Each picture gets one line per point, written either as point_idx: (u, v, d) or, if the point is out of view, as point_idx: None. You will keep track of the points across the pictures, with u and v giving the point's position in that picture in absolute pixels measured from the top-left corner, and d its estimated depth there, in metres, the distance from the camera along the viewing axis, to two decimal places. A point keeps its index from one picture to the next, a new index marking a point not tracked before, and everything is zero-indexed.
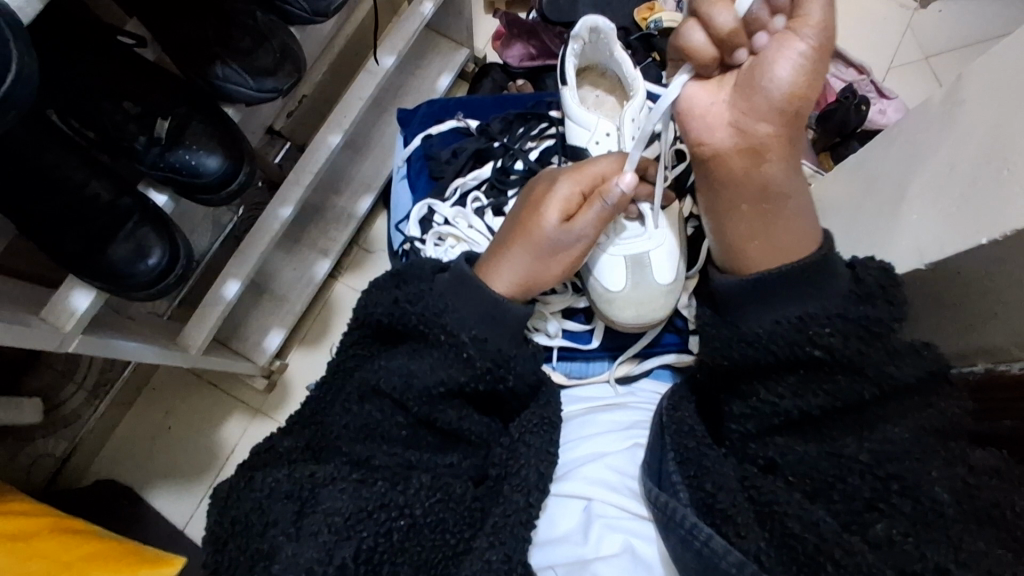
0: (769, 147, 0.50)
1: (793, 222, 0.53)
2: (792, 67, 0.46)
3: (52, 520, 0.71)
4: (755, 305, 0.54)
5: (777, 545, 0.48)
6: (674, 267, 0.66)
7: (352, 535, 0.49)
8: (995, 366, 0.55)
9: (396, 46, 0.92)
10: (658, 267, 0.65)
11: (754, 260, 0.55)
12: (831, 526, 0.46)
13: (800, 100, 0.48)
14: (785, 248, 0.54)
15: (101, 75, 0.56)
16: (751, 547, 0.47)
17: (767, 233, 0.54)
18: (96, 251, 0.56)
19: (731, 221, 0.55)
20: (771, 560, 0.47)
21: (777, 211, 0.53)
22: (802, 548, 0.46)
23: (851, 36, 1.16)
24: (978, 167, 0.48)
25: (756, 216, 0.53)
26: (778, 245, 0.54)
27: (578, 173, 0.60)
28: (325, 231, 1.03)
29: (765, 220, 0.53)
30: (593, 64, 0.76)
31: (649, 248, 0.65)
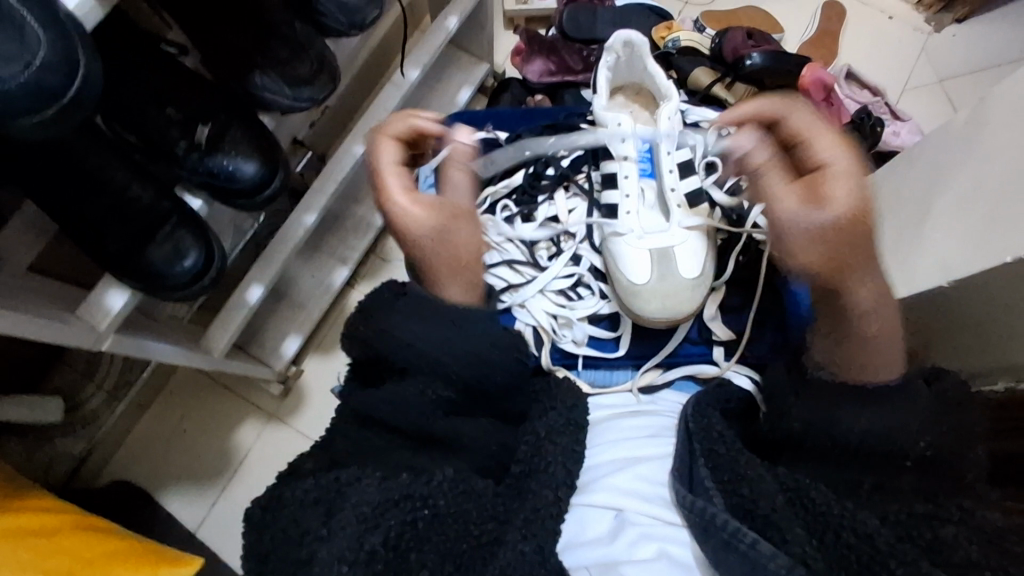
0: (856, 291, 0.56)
1: (887, 316, 0.56)
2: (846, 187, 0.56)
3: (73, 518, 0.72)
4: (833, 357, 0.56)
5: (832, 555, 0.45)
6: (701, 264, 0.69)
7: (380, 522, 0.48)
8: (1015, 385, 0.55)
9: (422, 59, 0.93)
10: (683, 261, 0.69)
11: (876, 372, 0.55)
12: (888, 538, 0.44)
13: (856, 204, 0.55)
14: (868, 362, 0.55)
15: (141, 80, 0.57)
16: (797, 550, 0.45)
17: (859, 361, 0.55)
18: (136, 252, 0.57)
19: (820, 351, 0.58)
20: (817, 565, 0.45)
21: (868, 337, 0.55)
22: (856, 557, 0.44)
23: (865, 58, 1.18)
24: (1001, 187, 0.49)
25: (838, 348, 0.56)
26: (871, 361, 0.55)
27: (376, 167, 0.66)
28: (345, 239, 1.05)
29: (847, 349, 0.56)
30: (625, 83, 0.78)
31: (672, 244, 0.69)
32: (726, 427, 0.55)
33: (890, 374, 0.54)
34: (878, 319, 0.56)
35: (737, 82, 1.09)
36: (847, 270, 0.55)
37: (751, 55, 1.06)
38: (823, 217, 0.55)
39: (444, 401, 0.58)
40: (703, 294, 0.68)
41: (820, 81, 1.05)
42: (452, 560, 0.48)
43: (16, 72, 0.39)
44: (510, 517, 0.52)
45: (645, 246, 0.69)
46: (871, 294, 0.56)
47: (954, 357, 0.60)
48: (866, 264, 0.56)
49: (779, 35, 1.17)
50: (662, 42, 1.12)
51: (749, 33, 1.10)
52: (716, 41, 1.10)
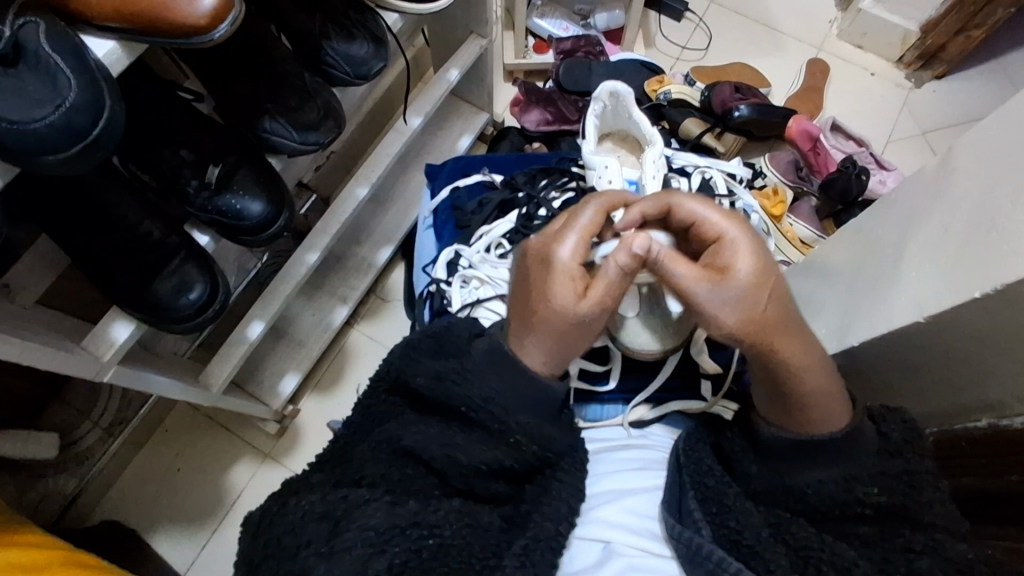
0: (792, 361, 0.50)
1: (821, 375, 0.51)
2: (750, 260, 0.50)
3: (63, 553, 0.71)
4: (788, 412, 0.53)
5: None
6: None
7: (385, 547, 0.48)
8: (998, 421, 0.56)
9: (424, 108, 0.98)
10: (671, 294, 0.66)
11: (823, 420, 0.52)
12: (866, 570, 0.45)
13: (757, 282, 0.49)
14: (823, 404, 0.52)
15: (157, 124, 0.60)
16: None
17: (800, 413, 0.52)
18: (143, 284, 0.59)
19: (765, 400, 0.55)
20: None
21: (801, 389, 0.51)
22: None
23: (849, 111, 1.24)
24: (968, 230, 0.51)
25: (784, 407, 0.53)
26: (824, 412, 0.52)
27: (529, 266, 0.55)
28: (346, 278, 1.07)
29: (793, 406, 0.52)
30: (613, 130, 0.82)
31: None
32: (717, 464, 0.55)
33: (840, 421, 0.53)
34: (817, 375, 0.51)
35: (726, 132, 1.14)
36: (776, 338, 0.50)
37: (739, 106, 1.11)
38: (726, 296, 0.49)
39: (457, 433, 0.56)
40: (695, 326, 0.67)
41: (806, 132, 1.10)
42: None
43: (47, 112, 0.42)
44: (507, 548, 0.51)
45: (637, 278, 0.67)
46: (808, 357, 0.51)
47: (941, 396, 0.61)
48: (794, 333, 0.50)
49: (767, 89, 1.22)
50: (654, 95, 1.16)
51: (737, 86, 1.16)
52: (706, 94, 1.14)
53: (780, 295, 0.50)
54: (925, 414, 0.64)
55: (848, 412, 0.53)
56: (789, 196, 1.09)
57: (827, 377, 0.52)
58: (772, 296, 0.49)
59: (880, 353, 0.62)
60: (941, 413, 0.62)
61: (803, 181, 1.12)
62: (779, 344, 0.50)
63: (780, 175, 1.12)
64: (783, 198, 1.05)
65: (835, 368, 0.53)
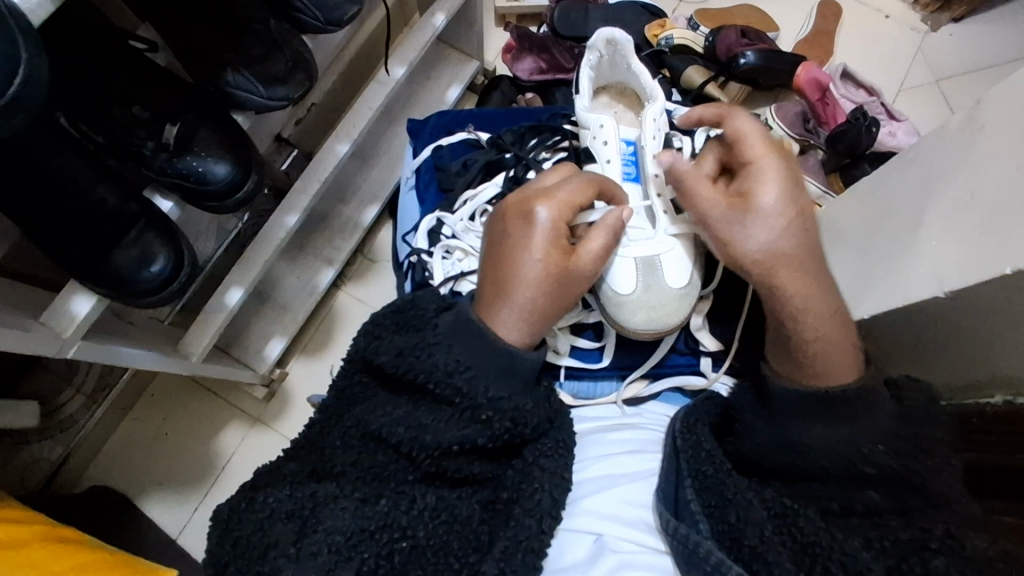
0: (800, 295, 0.54)
1: (830, 327, 0.54)
2: (777, 190, 0.56)
3: (43, 528, 0.70)
4: (793, 363, 0.54)
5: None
6: (687, 274, 0.66)
7: (351, 556, 0.48)
8: (1014, 399, 0.53)
9: (408, 56, 0.91)
10: (668, 270, 0.65)
11: (827, 371, 0.53)
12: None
13: (773, 214, 0.55)
14: (836, 359, 0.53)
15: (106, 79, 0.55)
16: None
17: (807, 361, 0.53)
18: (101, 257, 0.55)
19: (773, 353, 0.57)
20: None
21: (806, 329, 0.53)
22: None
23: (862, 57, 1.16)
24: (1000, 196, 0.47)
25: (788, 358, 0.55)
26: (835, 356, 0.53)
27: (534, 234, 0.56)
28: (330, 240, 1.03)
29: (799, 360, 0.54)
30: (609, 82, 0.76)
31: (659, 252, 0.65)
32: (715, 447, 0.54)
33: (847, 377, 0.53)
34: (828, 325, 0.54)
35: (730, 82, 1.08)
36: (782, 266, 0.54)
37: (745, 52, 1.04)
38: (751, 217, 0.55)
39: (439, 419, 0.53)
40: (691, 303, 0.66)
41: (815, 80, 1.05)
42: None
43: None
44: (492, 545, 0.51)
45: (630, 255, 0.65)
46: (818, 295, 0.54)
47: (953, 369, 0.58)
48: (809, 263, 0.55)
49: (775, 33, 1.15)
50: (655, 40, 1.10)
51: (744, 31, 1.08)
52: (711, 39, 1.07)
53: (805, 234, 0.55)
54: (932, 385, 0.62)
55: (855, 373, 0.53)
56: (795, 149, 1.03)
57: (837, 325, 0.54)
58: (792, 223, 0.55)
59: (890, 324, 0.59)
60: (950, 385, 0.60)
61: (810, 133, 1.05)
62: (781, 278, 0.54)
63: (787, 127, 1.04)
64: (791, 150, 1.00)
65: (850, 329, 0.55)
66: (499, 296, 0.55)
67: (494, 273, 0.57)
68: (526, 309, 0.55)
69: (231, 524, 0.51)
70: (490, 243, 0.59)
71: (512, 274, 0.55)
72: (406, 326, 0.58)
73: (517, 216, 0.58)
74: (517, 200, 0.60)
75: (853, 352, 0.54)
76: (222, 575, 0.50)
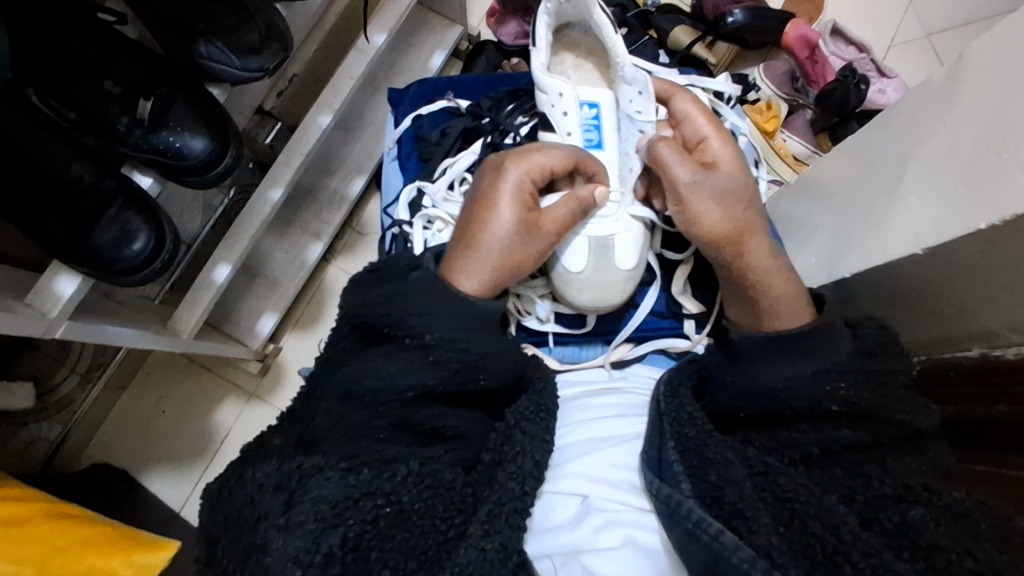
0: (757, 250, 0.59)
1: (780, 276, 0.58)
2: (731, 157, 0.61)
3: (45, 503, 0.71)
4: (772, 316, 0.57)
5: (796, 541, 0.45)
6: (638, 254, 0.64)
7: (338, 522, 0.49)
8: (989, 351, 0.54)
9: (387, 24, 0.89)
10: (621, 250, 0.64)
11: (784, 322, 0.57)
12: (854, 527, 0.44)
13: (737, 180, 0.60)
14: (788, 302, 0.57)
15: (76, 54, 0.54)
16: (763, 542, 0.44)
17: (767, 311, 0.58)
18: (81, 235, 0.55)
19: (739, 309, 0.61)
20: (782, 558, 0.44)
21: (766, 284, 0.58)
22: (821, 548, 0.44)
23: (853, 13, 1.14)
24: (977, 150, 0.47)
25: (750, 310, 0.60)
26: (788, 310, 0.57)
27: (497, 192, 0.61)
28: (318, 213, 1.02)
29: (757, 313, 0.59)
30: (571, 22, 0.73)
31: (614, 231, 0.64)
32: (698, 410, 0.54)
33: (802, 321, 0.56)
34: (774, 274, 0.58)
35: (717, 42, 1.06)
36: (748, 226, 0.59)
37: (733, 12, 1.02)
38: (718, 183, 0.60)
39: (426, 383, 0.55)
40: (636, 283, 0.65)
41: (804, 38, 1.04)
42: (416, 558, 0.49)
43: None
44: (478, 508, 0.53)
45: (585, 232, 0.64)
46: (767, 248, 0.59)
47: (935, 325, 0.58)
48: (762, 223, 0.59)
49: None
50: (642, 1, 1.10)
51: None
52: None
53: (757, 196, 0.61)
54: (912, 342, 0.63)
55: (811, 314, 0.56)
56: (783, 109, 1.02)
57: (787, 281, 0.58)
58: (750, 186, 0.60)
59: (871, 282, 0.59)
60: (928, 340, 0.60)
61: (799, 92, 1.05)
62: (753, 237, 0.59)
63: (775, 87, 1.05)
64: (778, 111, 1.00)
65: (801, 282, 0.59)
66: (466, 246, 0.59)
67: (464, 226, 0.61)
68: (489, 261, 0.59)
69: (223, 501, 0.52)
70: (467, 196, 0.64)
71: (481, 226, 0.59)
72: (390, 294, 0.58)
73: (493, 170, 0.62)
74: (499, 157, 0.65)
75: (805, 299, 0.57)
76: (211, 549, 0.51)
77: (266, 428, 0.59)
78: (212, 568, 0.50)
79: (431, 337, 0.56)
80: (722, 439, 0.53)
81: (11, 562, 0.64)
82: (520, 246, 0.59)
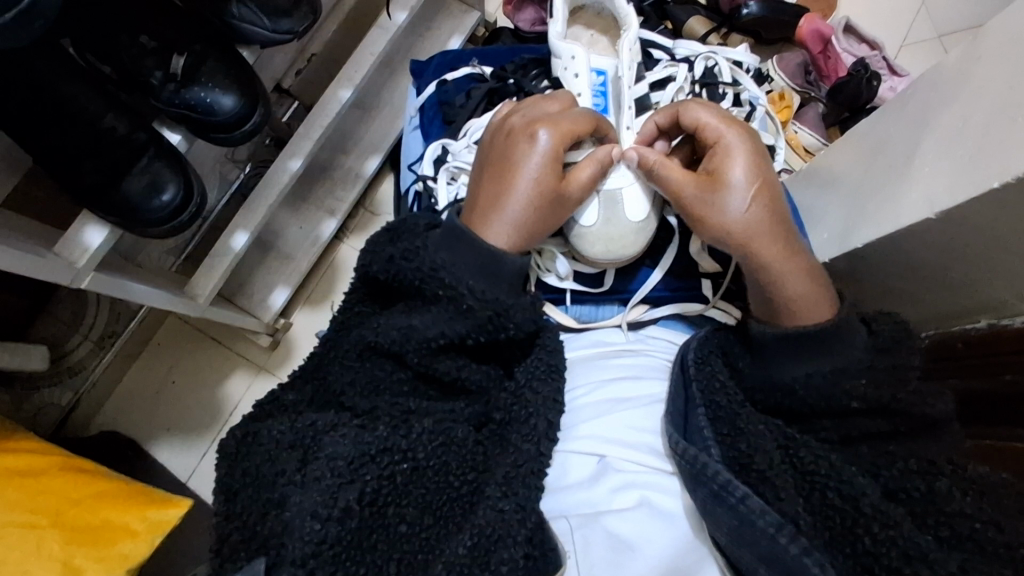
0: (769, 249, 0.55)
1: (799, 277, 0.55)
2: (739, 159, 0.57)
3: (60, 458, 0.72)
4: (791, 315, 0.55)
5: (817, 512, 0.46)
6: (648, 205, 0.64)
7: (355, 478, 0.49)
8: (997, 322, 0.57)
9: (410, 2, 0.90)
10: (631, 202, 0.64)
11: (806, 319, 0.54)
12: (874, 498, 0.45)
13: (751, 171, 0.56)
14: (805, 301, 0.54)
15: (113, 8, 0.56)
16: (790, 510, 0.46)
17: (783, 311, 0.55)
18: (112, 185, 0.57)
19: (756, 297, 0.57)
20: (807, 524, 0.45)
21: (781, 282, 0.55)
22: (840, 519, 0.45)
23: (864, 12, 1.16)
24: (992, 119, 0.48)
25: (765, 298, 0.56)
26: (806, 303, 0.54)
27: (532, 153, 0.59)
28: (333, 190, 1.04)
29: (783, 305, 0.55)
30: (587, 4, 0.75)
31: (622, 184, 0.64)
32: (730, 380, 0.54)
33: (825, 312, 0.54)
34: (795, 272, 0.55)
35: (732, 33, 1.08)
36: (759, 236, 0.55)
37: (748, 3, 1.04)
38: (726, 192, 0.56)
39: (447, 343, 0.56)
40: (648, 237, 0.65)
41: (817, 32, 1.04)
42: (432, 514, 0.50)
43: None
44: (489, 466, 0.54)
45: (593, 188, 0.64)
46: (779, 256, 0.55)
47: (945, 299, 0.60)
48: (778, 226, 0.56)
49: None
50: None
51: None
52: None
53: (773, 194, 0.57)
54: (923, 318, 0.65)
55: (831, 309, 0.54)
56: (795, 100, 1.03)
57: (812, 279, 0.55)
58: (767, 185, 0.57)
59: (882, 254, 0.60)
60: (937, 316, 0.63)
61: (811, 86, 1.06)
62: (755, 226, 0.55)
63: (787, 79, 1.06)
64: (790, 102, 1.01)
65: (821, 272, 0.56)
66: (492, 209, 0.59)
67: (487, 189, 0.60)
68: (517, 225, 0.58)
69: (240, 458, 0.53)
70: (490, 154, 0.63)
71: (509, 190, 0.59)
72: (405, 245, 0.57)
73: (522, 132, 0.61)
74: (525, 116, 0.63)
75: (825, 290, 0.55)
76: (231, 501, 0.52)
77: (278, 388, 0.59)
78: (233, 523, 0.51)
79: (438, 287, 0.55)
80: (752, 411, 0.53)
81: (28, 511, 0.65)
82: (546, 210, 0.60)
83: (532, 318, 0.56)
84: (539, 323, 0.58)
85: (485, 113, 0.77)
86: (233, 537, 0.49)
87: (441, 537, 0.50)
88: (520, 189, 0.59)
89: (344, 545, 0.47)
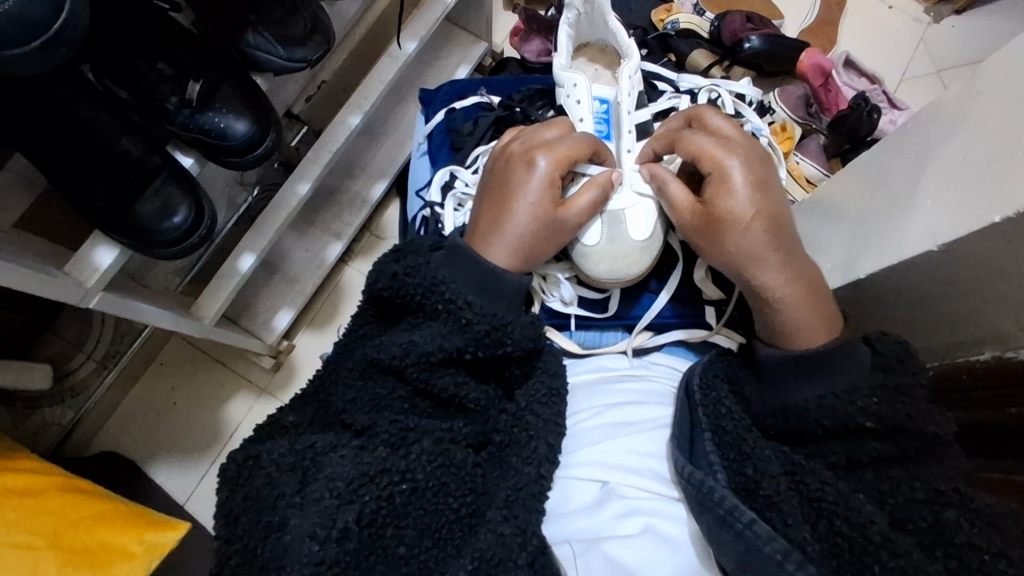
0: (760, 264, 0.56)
1: (805, 309, 0.55)
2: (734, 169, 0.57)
3: (59, 478, 0.71)
4: (802, 333, 0.55)
5: (823, 540, 0.46)
6: (652, 224, 0.65)
7: (354, 499, 0.49)
8: (1002, 354, 0.56)
9: (419, 32, 0.92)
10: (634, 222, 0.64)
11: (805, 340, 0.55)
12: (882, 527, 0.45)
13: (762, 194, 0.57)
14: (807, 324, 0.55)
15: (133, 36, 0.58)
16: (797, 536, 0.45)
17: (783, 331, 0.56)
18: (125, 207, 0.57)
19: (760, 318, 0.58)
20: (814, 552, 0.45)
21: (777, 311, 0.56)
22: (848, 547, 0.45)
23: (864, 47, 1.18)
24: (992, 153, 0.49)
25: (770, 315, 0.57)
26: (809, 323, 0.55)
27: (530, 179, 0.60)
28: (339, 215, 1.05)
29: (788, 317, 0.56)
30: (590, 40, 0.77)
31: (625, 205, 0.65)
32: (735, 404, 0.54)
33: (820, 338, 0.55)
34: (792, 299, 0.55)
35: (734, 66, 1.10)
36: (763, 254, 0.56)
37: (750, 38, 1.06)
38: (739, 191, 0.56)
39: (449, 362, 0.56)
40: (654, 255, 0.65)
41: (818, 65, 1.07)
42: (431, 535, 0.50)
43: None
44: (490, 489, 0.54)
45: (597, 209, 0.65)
46: (782, 276, 0.56)
47: (950, 329, 0.60)
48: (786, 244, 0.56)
49: (779, 21, 1.17)
50: (661, 25, 1.14)
51: (750, 16, 1.11)
52: (716, 24, 1.11)
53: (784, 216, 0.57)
54: (928, 348, 0.64)
55: (836, 327, 0.56)
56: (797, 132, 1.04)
57: (812, 306, 0.56)
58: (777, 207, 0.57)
59: (885, 284, 0.61)
60: (944, 346, 0.63)
61: (812, 118, 1.08)
62: (784, 229, 0.56)
63: (789, 111, 1.06)
64: (792, 133, 1.02)
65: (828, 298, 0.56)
66: (492, 233, 0.60)
67: (487, 214, 0.61)
68: (517, 249, 0.59)
69: (241, 481, 0.53)
70: (489, 181, 0.64)
71: (508, 215, 0.60)
72: (408, 265, 0.58)
73: (520, 159, 0.62)
74: (523, 144, 0.64)
75: (829, 315, 0.56)
76: (231, 526, 0.52)
77: (279, 409, 0.60)
78: (233, 545, 0.50)
79: (437, 302, 0.56)
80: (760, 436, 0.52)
81: (25, 532, 0.64)
82: (546, 234, 0.60)
83: (529, 336, 0.58)
84: (534, 344, 0.58)
85: (492, 140, 0.78)
86: (233, 560, 0.49)
87: (441, 560, 0.49)
88: (519, 214, 0.59)
89: (341, 565, 0.47)
